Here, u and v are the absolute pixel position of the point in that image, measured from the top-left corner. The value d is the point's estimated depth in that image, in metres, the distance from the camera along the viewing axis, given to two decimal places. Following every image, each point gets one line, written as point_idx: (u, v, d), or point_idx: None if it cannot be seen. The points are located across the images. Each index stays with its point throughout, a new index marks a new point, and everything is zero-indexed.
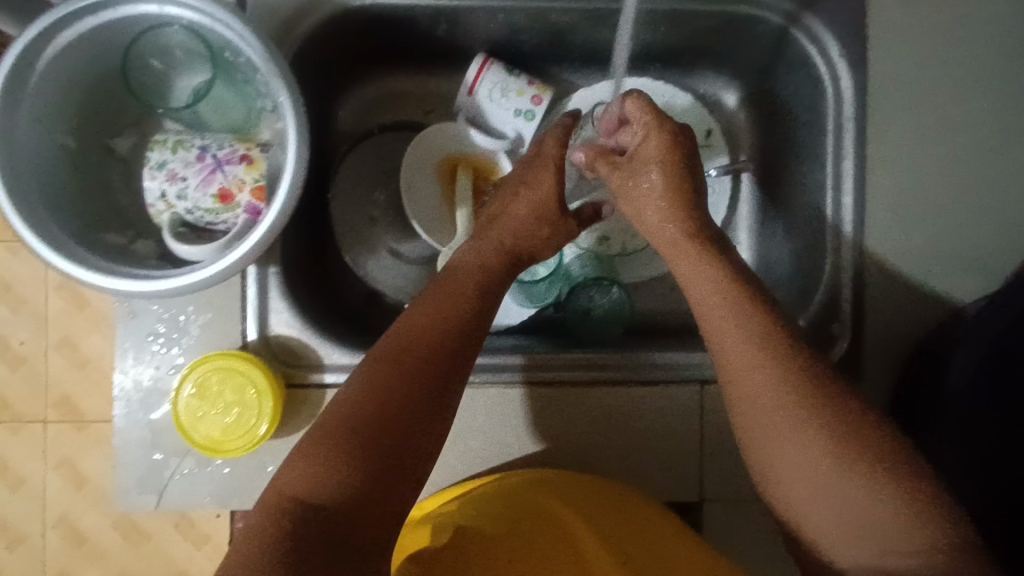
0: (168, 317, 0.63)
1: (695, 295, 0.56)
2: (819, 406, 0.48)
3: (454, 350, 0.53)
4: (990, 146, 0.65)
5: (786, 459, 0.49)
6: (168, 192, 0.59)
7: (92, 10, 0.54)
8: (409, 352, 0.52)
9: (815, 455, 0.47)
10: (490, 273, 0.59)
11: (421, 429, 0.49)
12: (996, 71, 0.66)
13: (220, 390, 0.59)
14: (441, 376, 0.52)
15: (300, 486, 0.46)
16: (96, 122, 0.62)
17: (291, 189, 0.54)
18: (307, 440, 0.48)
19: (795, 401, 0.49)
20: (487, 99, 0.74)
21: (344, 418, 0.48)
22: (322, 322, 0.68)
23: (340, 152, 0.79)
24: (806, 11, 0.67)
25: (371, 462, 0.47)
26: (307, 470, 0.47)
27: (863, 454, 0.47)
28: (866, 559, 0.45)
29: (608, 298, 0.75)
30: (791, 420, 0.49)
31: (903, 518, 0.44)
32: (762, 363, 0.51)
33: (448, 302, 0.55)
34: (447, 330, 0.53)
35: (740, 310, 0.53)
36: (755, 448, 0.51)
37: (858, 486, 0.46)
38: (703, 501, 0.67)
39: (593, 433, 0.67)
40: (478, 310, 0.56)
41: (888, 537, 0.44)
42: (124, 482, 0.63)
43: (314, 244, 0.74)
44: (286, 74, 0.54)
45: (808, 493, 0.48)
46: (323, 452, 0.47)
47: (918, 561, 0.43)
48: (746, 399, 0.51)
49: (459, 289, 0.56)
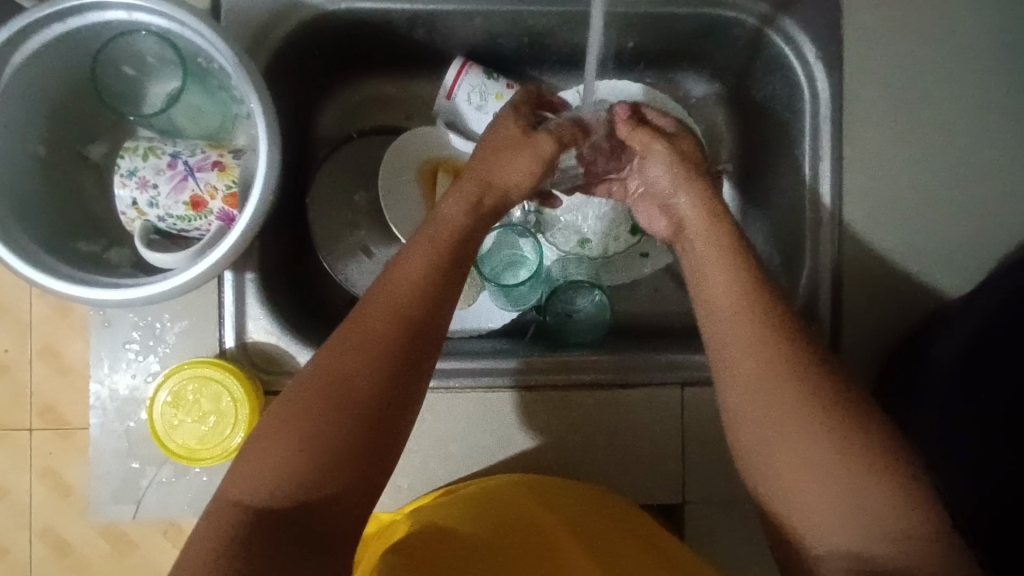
0: (143, 325, 0.63)
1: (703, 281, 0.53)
2: (820, 394, 0.46)
3: (420, 329, 0.48)
4: (966, 146, 0.66)
5: (782, 445, 0.46)
6: (139, 199, 0.59)
7: (60, 17, 0.54)
8: (369, 333, 0.47)
9: (812, 442, 0.45)
10: (459, 240, 0.53)
11: (387, 421, 0.45)
12: (972, 71, 0.66)
13: (196, 399, 0.59)
14: (406, 359, 0.47)
15: (248, 490, 0.42)
16: (69, 129, 0.62)
17: (261, 196, 0.54)
18: (260, 434, 0.44)
19: (796, 388, 0.46)
20: (465, 103, 0.74)
21: (298, 412, 0.44)
22: (301, 328, 0.67)
23: (320, 157, 0.79)
24: (782, 14, 0.67)
25: (331, 462, 0.43)
26: (259, 470, 0.43)
27: (861, 442, 0.44)
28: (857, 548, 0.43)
29: (590, 302, 0.76)
30: (786, 410, 0.46)
31: (895, 508, 0.43)
32: (764, 350, 0.48)
33: (411, 275, 0.50)
34: (410, 308, 0.48)
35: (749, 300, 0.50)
36: (750, 435, 0.47)
37: (853, 473, 0.44)
38: (685, 504, 0.67)
39: (575, 437, 0.67)
40: (446, 282, 0.51)
41: (881, 527, 0.42)
42: (101, 493, 0.62)
43: (293, 250, 0.73)
44: (258, 79, 0.54)
45: (800, 480, 0.45)
46: (275, 450, 0.43)
47: (913, 551, 0.41)
48: (745, 385, 0.48)
49: (422, 258, 0.51)
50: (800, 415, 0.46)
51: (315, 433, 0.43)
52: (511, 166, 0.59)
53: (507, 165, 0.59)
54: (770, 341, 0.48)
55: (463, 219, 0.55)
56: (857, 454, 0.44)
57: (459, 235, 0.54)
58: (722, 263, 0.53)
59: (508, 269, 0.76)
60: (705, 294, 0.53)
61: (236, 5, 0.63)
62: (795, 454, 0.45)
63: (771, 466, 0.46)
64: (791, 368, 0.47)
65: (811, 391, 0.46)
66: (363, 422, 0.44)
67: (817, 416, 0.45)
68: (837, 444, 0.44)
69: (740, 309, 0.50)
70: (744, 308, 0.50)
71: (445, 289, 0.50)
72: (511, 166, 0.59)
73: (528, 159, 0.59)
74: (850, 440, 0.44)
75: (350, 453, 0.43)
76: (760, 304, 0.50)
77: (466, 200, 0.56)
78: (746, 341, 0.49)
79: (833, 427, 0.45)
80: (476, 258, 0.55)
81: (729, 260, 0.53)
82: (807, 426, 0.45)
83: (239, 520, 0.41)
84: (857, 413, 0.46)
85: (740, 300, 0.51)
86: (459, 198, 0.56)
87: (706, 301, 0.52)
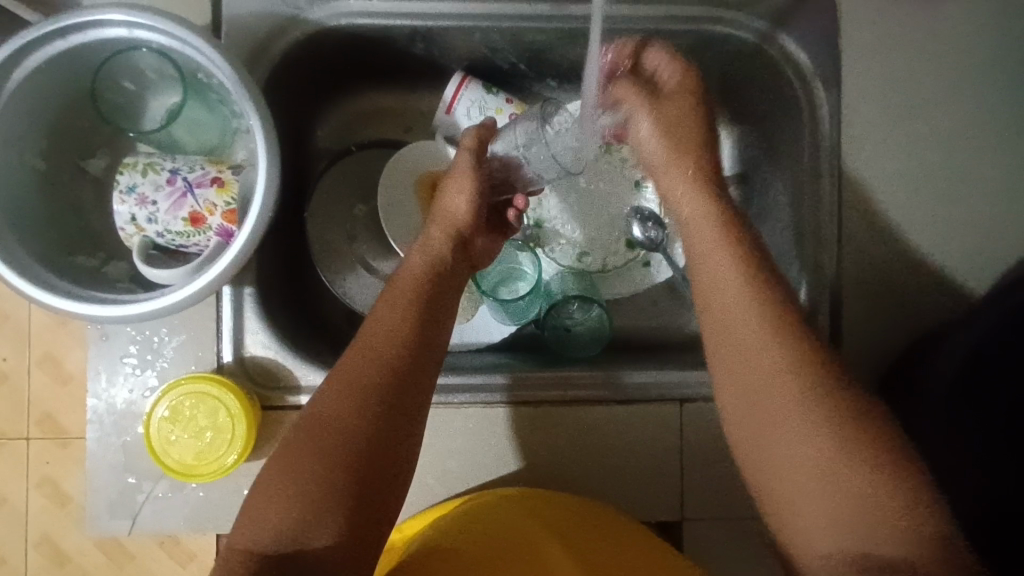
0: (141, 339, 0.63)
1: (710, 275, 0.58)
2: (824, 398, 0.51)
3: (404, 371, 0.54)
4: (964, 162, 0.66)
5: (783, 447, 0.51)
6: (138, 215, 0.59)
7: (60, 34, 0.54)
8: (360, 383, 0.52)
9: (806, 444, 0.50)
10: (439, 278, 0.60)
11: (380, 460, 0.50)
12: (969, 88, 0.67)
13: (193, 414, 0.59)
14: (392, 400, 0.52)
15: (256, 536, 0.48)
16: (68, 145, 0.62)
17: (259, 213, 0.54)
18: (264, 479, 0.50)
19: (796, 391, 0.51)
20: (465, 117, 0.74)
21: (294, 456, 0.50)
22: (299, 343, 0.67)
23: (319, 170, 0.79)
24: (780, 31, 0.67)
25: (326, 501, 0.48)
26: (263, 514, 0.48)
27: (862, 445, 0.49)
28: (840, 544, 0.47)
29: (588, 315, 0.75)
30: (775, 418, 0.51)
31: (890, 508, 0.47)
32: (772, 346, 0.53)
33: (393, 320, 0.56)
34: (391, 352, 0.54)
35: (753, 298, 0.56)
36: (753, 439, 0.53)
37: (849, 476, 0.48)
38: (683, 520, 0.67)
39: (573, 453, 0.67)
40: (428, 323, 0.57)
41: (873, 525, 0.47)
42: (97, 507, 0.62)
43: (291, 264, 0.73)
44: (258, 97, 0.54)
45: (797, 480, 0.50)
46: (278, 495, 0.49)
47: (901, 545, 0.46)
48: (751, 382, 0.53)
49: (405, 302, 0.57)
50: (794, 411, 0.51)
51: (310, 475, 0.49)
52: (455, 195, 0.65)
53: (453, 194, 0.65)
54: (768, 339, 0.54)
55: (442, 255, 0.62)
56: (845, 455, 0.49)
57: (439, 274, 0.61)
58: (716, 249, 0.59)
59: (506, 283, 0.77)
60: (704, 284, 0.59)
61: (236, 21, 0.63)
62: (788, 447, 0.51)
63: (761, 461, 0.52)
64: (783, 363, 0.53)
65: (803, 383, 0.52)
66: (354, 462, 0.50)
67: (810, 411, 0.51)
68: (830, 440, 0.50)
69: (737, 306, 0.56)
70: (746, 307, 0.56)
71: (427, 331, 0.56)
72: (457, 195, 0.65)
73: (469, 186, 0.65)
74: (841, 443, 0.49)
75: (345, 495, 0.49)
76: (762, 308, 0.55)
77: (432, 233, 0.64)
78: (749, 331, 0.55)
79: (824, 421, 0.50)
80: (448, 292, 0.61)
81: (729, 246, 0.58)
82: (801, 419, 0.51)
83: (250, 563, 0.47)
84: (851, 420, 0.50)
85: (742, 295, 0.56)
86: (427, 233, 0.64)
87: (709, 300, 0.58)
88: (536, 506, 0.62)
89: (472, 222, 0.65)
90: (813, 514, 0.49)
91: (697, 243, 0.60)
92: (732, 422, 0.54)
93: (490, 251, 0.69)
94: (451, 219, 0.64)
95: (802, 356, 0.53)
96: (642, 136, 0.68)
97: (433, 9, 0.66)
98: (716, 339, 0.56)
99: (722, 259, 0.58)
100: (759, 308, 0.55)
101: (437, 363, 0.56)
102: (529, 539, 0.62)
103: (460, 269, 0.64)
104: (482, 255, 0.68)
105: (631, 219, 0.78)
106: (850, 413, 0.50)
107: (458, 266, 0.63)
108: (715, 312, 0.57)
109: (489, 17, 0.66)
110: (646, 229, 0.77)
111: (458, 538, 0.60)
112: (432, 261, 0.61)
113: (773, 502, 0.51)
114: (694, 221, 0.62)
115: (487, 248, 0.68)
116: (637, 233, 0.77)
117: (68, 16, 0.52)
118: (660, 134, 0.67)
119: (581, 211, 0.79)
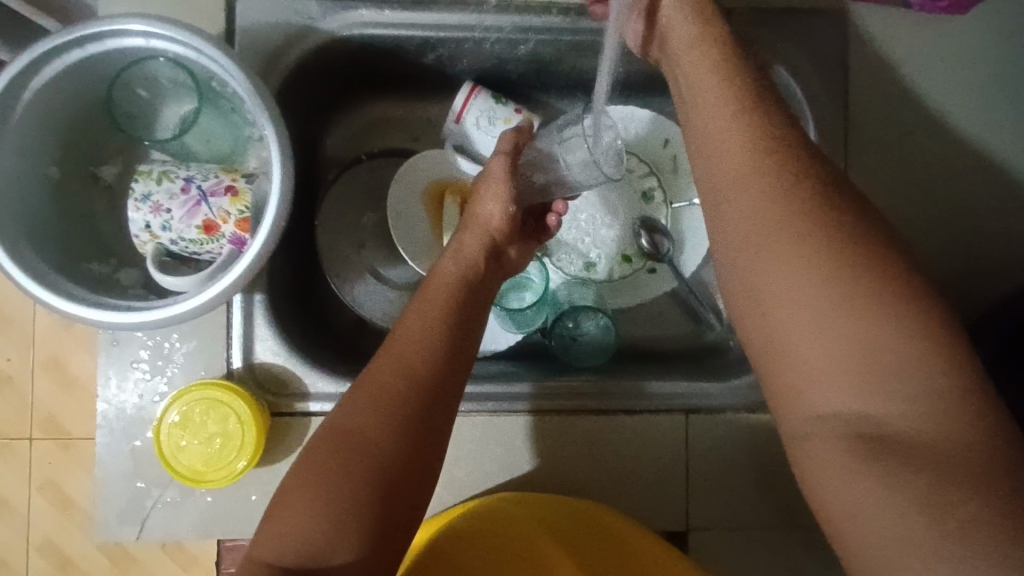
0: (152, 345, 0.63)
1: (724, 128, 0.51)
2: (839, 238, 0.45)
3: (434, 386, 0.54)
4: (965, 176, 0.67)
5: (788, 295, 0.45)
6: (153, 223, 0.59)
7: (79, 43, 0.54)
8: (386, 391, 0.52)
9: (813, 288, 0.44)
10: (469, 287, 0.61)
11: (407, 477, 0.51)
12: (973, 105, 0.67)
13: (204, 421, 0.59)
14: (422, 415, 0.52)
15: (277, 546, 0.47)
16: (83, 153, 0.63)
17: (273, 222, 0.54)
18: (288, 488, 0.50)
19: (812, 230, 0.45)
20: (474, 127, 0.75)
21: (320, 466, 0.49)
22: (309, 349, 0.68)
23: (328, 179, 0.79)
24: (788, 46, 0.68)
25: (351, 517, 0.48)
26: (286, 526, 0.48)
27: (881, 290, 0.43)
28: (846, 405, 0.42)
29: (595, 325, 0.77)
30: (781, 264, 0.45)
31: (914, 362, 0.41)
32: (779, 185, 0.47)
33: (423, 331, 0.56)
34: (422, 366, 0.54)
35: (766, 142, 0.49)
36: (760, 290, 0.46)
37: (870, 321, 0.42)
38: (689, 531, 0.67)
39: (581, 462, 0.67)
40: (459, 337, 0.57)
41: (893, 382, 0.41)
42: (106, 512, 0.62)
43: (300, 271, 0.74)
44: (273, 108, 0.55)
45: (801, 329, 0.44)
46: (303, 508, 0.48)
47: (924, 411, 0.40)
48: (751, 230, 0.47)
49: (436, 313, 0.57)
50: (805, 273, 0.44)
51: (337, 488, 0.49)
52: (490, 201, 0.65)
53: (487, 201, 0.65)
54: (781, 178, 0.47)
55: (473, 263, 0.62)
56: (863, 319, 0.42)
57: (470, 283, 0.61)
58: (725, 114, 0.52)
59: (514, 292, 0.77)
60: (704, 150, 0.53)
61: (250, 31, 0.64)
62: (802, 300, 0.44)
63: (766, 338, 0.46)
64: (794, 225, 0.46)
65: (818, 244, 0.45)
66: (381, 477, 0.49)
67: (819, 271, 0.44)
68: (840, 305, 0.43)
69: (754, 161, 0.49)
70: (757, 173, 0.48)
71: (457, 345, 0.56)
72: (491, 202, 0.65)
73: (503, 193, 0.64)
74: (858, 304, 0.42)
75: (371, 511, 0.49)
76: (778, 155, 0.48)
77: (466, 240, 0.64)
78: (751, 174, 0.49)
79: (835, 286, 0.43)
80: (479, 303, 0.61)
81: (740, 112, 0.51)
82: (809, 284, 0.44)
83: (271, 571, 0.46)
84: (877, 272, 0.43)
85: (759, 149, 0.49)
86: (461, 240, 0.64)
87: (722, 157, 0.51)
88: (541, 513, 0.63)
89: (506, 230, 0.65)
90: (826, 393, 0.43)
91: (700, 112, 0.54)
92: (746, 273, 0.47)
93: (526, 255, 0.69)
94: (485, 226, 0.64)
95: (826, 222, 0.46)
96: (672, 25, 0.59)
97: (445, 21, 0.66)
98: (732, 189, 0.49)
99: (744, 125, 0.50)
100: (768, 150, 0.49)
101: (465, 378, 0.56)
102: (532, 544, 0.64)
103: (492, 281, 0.64)
104: (518, 261, 0.68)
105: (639, 229, 0.78)
106: (871, 260, 0.44)
107: (490, 275, 0.64)
108: (724, 161, 0.50)
109: (500, 29, 0.67)
110: (653, 240, 0.78)
111: (465, 545, 0.61)
112: (463, 270, 0.61)
113: (776, 380, 0.46)
114: (699, 87, 0.55)
115: (524, 253, 0.68)
116: (644, 243, 0.78)
117: (87, 25, 0.53)
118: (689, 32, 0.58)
119: (589, 220, 0.79)
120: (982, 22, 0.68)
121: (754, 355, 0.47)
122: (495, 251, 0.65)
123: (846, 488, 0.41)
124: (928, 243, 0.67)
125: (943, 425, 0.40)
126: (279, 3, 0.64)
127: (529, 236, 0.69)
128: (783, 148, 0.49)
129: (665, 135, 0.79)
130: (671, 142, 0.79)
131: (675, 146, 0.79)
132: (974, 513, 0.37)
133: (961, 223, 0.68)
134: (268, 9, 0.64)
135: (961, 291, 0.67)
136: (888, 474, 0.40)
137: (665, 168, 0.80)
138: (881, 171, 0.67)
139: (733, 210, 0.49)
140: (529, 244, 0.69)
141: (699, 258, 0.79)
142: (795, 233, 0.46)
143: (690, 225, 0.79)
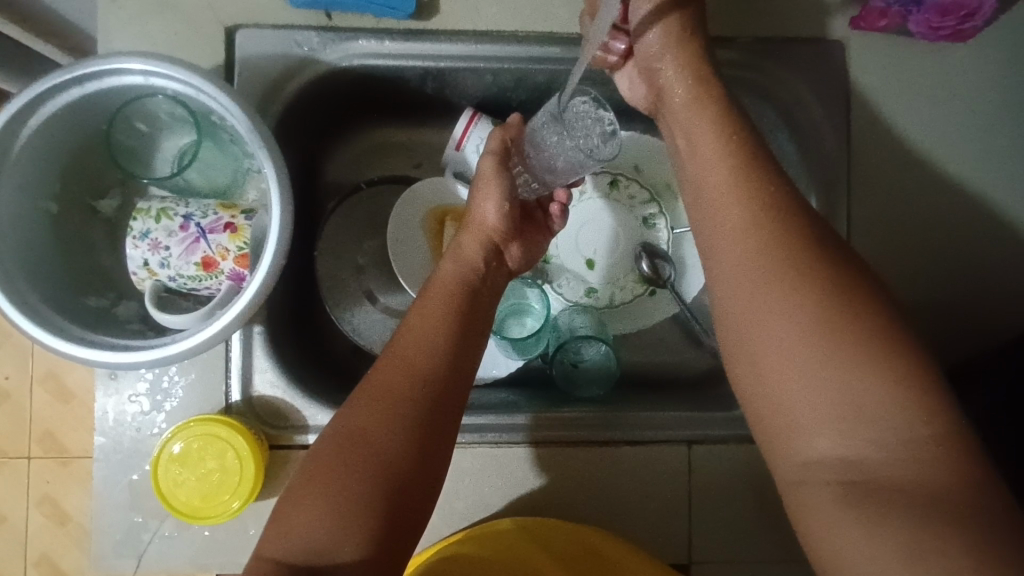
0: (150, 379, 0.62)
1: (709, 175, 0.53)
2: (825, 279, 0.45)
3: (438, 387, 0.53)
4: (967, 207, 0.67)
5: (775, 332, 0.45)
6: (151, 260, 0.60)
7: (77, 81, 0.54)
8: (387, 393, 0.52)
9: (800, 329, 0.44)
10: (472, 290, 0.60)
11: (414, 478, 0.50)
12: (975, 137, 0.67)
13: (201, 457, 0.59)
14: (427, 413, 0.52)
15: (282, 548, 0.46)
16: (83, 186, 0.63)
17: (273, 260, 0.54)
18: (292, 492, 0.49)
19: (797, 271, 0.46)
20: (474, 154, 0.74)
21: (325, 469, 0.49)
22: (308, 381, 0.67)
23: (327, 209, 0.80)
24: (790, 75, 0.67)
25: (356, 516, 0.47)
26: (290, 526, 0.47)
27: (871, 335, 0.42)
28: (835, 449, 0.41)
29: (596, 352, 0.75)
30: (767, 302, 0.46)
31: (901, 407, 0.40)
32: (760, 229, 0.48)
33: (427, 333, 0.55)
34: (427, 367, 0.53)
35: (750, 185, 0.50)
36: (743, 332, 0.46)
37: (857, 363, 0.42)
38: (691, 563, 0.66)
39: (582, 491, 0.66)
40: (463, 338, 0.57)
41: (882, 425, 0.40)
42: (103, 545, 0.61)
43: (299, 299, 0.74)
44: (273, 145, 0.54)
45: (787, 370, 0.44)
46: (307, 509, 0.47)
47: (913, 454, 0.40)
48: (737, 272, 0.48)
49: (439, 316, 0.57)
50: (797, 302, 0.45)
51: (342, 486, 0.48)
52: (484, 202, 0.65)
53: (481, 202, 0.65)
54: (766, 225, 0.48)
55: (473, 265, 0.62)
56: (854, 355, 0.42)
57: (471, 285, 0.61)
58: (722, 165, 0.52)
59: (515, 318, 0.76)
60: (703, 196, 0.53)
61: (250, 63, 0.64)
62: (785, 339, 0.44)
63: (754, 373, 0.45)
64: (783, 266, 0.46)
65: (808, 285, 0.45)
66: (388, 476, 0.49)
67: (814, 304, 0.44)
68: (833, 339, 0.43)
69: (746, 206, 0.49)
70: (750, 213, 0.49)
71: (462, 346, 0.56)
72: (485, 202, 0.65)
73: (496, 191, 0.64)
74: (842, 344, 0.42)
75: (376, 511, 0.48)
76: (760, 199, 0.49)
77: (464, 242, 0.64)
78: (736, 226, 0.49)
79: (826, 324, 0.43)
80: (483, 305, 0.61)
81: (732, 159, 0.52)
82: (801, 319, 0.44)
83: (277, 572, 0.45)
84: (863, 314, 0.43)
85: (745, 191, 0.50)
86: (459, 242, 0.64)
87: (716, 205, 0.51)
88: (540, 538, 0.62)
89: (503, 228, 0.65)
90: (816, 423, 0.42)
91: (699, 150, 0.55)
92: (731, 320, 0.48)
93: (530, 254, 0.69)
94: (481, 229, 0.64)
95: (816, 264, 0.46)
96: (664, 75, 0.60)
97: (444, 52, 0.66)
98: (718, 236, 0.50)
99: (731, 172, 0.52)
100: (755, 195, 0.50)
101: (470, 381, 0.56)
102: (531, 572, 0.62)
103: (494, 281, 0.64)
104: (521, 261, 0.68)
105: (639, 255, 0.78)
106: (854, 300, 0.44)
107: (491, 276, 0.63)
108: (711, 200, 0.52)
109: (502, 60, 0.67)
110: (654, 265, 0.77)
111: None
112: (464, 272, 0.61)
113: (765, 408, 0.45)
114: (698, 138, 0.55)
115: (528, 252, 0.69)
116: (645, 267, 0.77)
117: (86, 65, 0.53)
118: (681, 78, 0.59)
119: (590, 245, 0.79)
120: (984, 53, 0.68)
121: (743, 402, 0.47)
122: (495, 252, 0.65)
123: (829, 522, 0.41)
124: (930, 275, 0.67)
125: (927, 467, 0.39)
126: (277, 34, 0.64)
127: (532, 235, 0.69)
128: (774, 195, 0.50)
129: (635, 161, 0.80)
130: (642, 167, 0.80)
131: (647, 170, 0.80)
132: (966, 554, 0.36)
133: (965, 256, 0.67)
134: (267, 41, 0.64)
135: (965, 322, 0.67)
136: (868, 507, 0.39)
137: (664, 193, 0.80)
138: (885, 201, 0.67)
139: (720, 254, 0.50)
140: (534, 237, 0.69)
141: (700, 286, 0.79)
142: (784, 273, 0.46)
143: (689, 251, 0.78)
